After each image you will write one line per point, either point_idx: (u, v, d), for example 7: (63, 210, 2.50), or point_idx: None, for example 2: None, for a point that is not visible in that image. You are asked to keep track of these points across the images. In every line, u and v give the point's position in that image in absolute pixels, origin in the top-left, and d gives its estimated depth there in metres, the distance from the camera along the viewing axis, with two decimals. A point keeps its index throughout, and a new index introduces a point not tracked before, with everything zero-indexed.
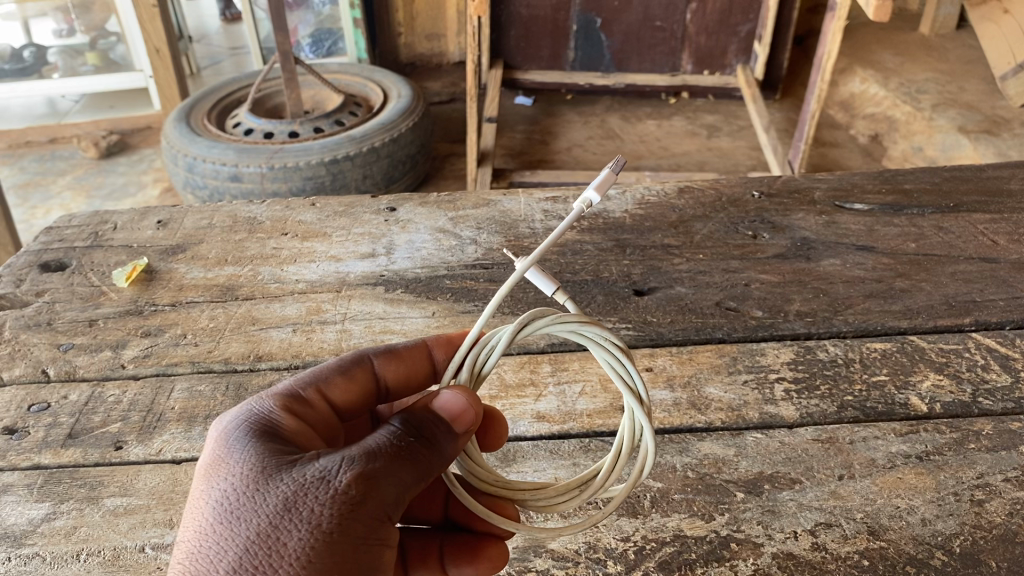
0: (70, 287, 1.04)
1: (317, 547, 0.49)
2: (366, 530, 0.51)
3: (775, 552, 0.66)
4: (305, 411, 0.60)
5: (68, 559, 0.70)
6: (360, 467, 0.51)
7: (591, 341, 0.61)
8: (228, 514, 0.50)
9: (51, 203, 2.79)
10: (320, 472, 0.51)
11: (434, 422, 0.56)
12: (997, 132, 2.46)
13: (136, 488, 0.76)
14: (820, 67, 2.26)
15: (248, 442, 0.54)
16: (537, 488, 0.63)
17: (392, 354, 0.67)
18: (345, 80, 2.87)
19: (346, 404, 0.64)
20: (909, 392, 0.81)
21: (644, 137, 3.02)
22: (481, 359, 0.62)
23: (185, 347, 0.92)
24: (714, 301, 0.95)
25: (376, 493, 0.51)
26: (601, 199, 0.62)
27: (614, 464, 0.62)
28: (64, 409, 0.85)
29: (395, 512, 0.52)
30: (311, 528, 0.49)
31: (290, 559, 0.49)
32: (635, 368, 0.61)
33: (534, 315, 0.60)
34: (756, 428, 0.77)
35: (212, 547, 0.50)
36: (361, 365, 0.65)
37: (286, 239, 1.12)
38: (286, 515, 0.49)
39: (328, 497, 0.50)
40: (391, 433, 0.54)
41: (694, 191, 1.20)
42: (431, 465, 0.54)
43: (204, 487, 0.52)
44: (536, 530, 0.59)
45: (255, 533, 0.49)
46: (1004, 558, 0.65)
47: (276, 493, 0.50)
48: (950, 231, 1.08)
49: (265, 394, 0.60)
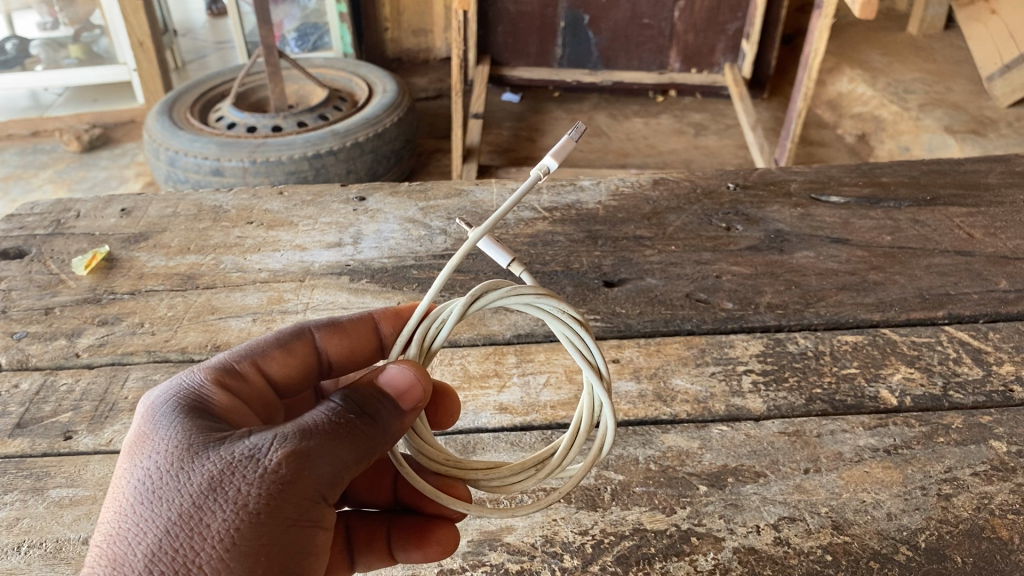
0: (28, 275, 1.02)
1: (242, 527, 0.48)
2: (296, 510, 0.50)
3: (735, 547, 0.64)
4: (239, 386, 0.59)
5: (7, 551, 0.68)
6: (293, 444, 0.50)
7: (547, 315, 0.60)
8: (151, 493, 0.49)
9: (30, 195, 2.76)
10: (249, 450, 0.50)
11: (378, 397, 0.55)
12: (983, 132, 2.45)
13: (83, 478, 0.73)
14: (806, 66, 2.25)
15: (176, 419, 0.52)
16: (490, 468, 0.62)
17: (335, 327, 0.66)
18: (330, 75, 2.84)
19: (284, 378, 0.63)
20: (879, 385, 0.80)
21: (629, 135, 3.01)
22: (431, 333, 0.61)
23: (142, 336, 0.90)
24: (684, 292, 0.94)
25: (309, 472, 0.50)
26: (558, 166, 0.62)
27: (572, 443, 0.61)
28: (14, 399, 0.82)
29: (330, 491, 0.51)
30: (237, 508, 0.48)
31: (214, 541, 0.48)
32: (593, 341, 0.60)
33: (486, 288, 0.59)
34: (721, 421, 0.76)
35: (131, 528, 0.48)
36: (301, 338, 0.64)
37: (251, 227, 1.09)
38: (212, 494, 0.48)
39: (256, 477, 0.49)
40: (330, 410, 0.53)
41: (669, 182, 1.18)
42: (373, 443, 0.53)
43: (127, 466, 0.51)
44: (489, 510, 0.59)
45: (177, 513, 0.48)
46: (969, 553, 0.63)
47: (202, 472, 0.49)
48: (926, 224, 1.07)
49: (198, 368, 0.58)
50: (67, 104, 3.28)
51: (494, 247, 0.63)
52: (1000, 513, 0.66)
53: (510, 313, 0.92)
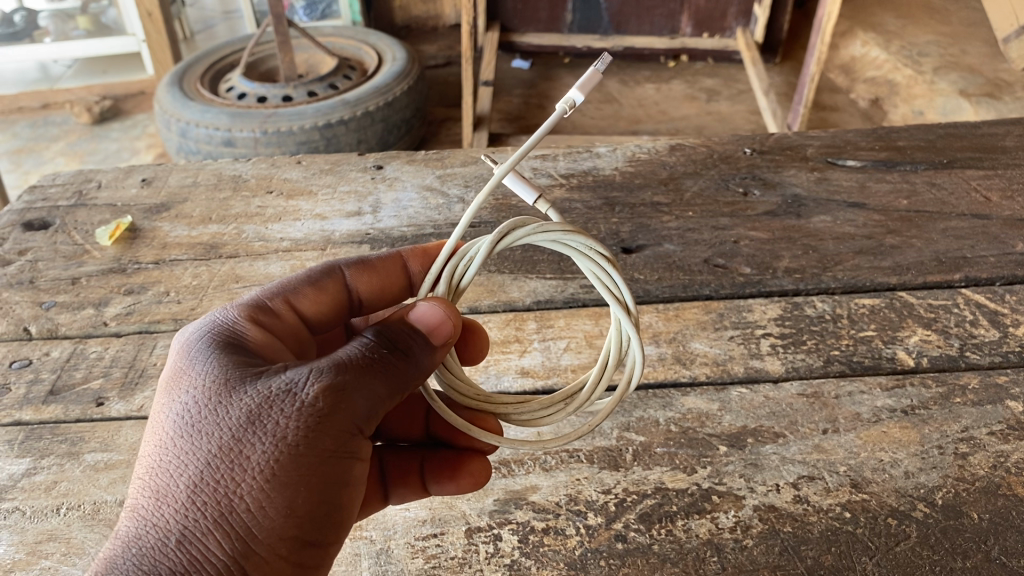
0: (53, 245, 1.03)
1: (282, 458, 0.50)
2: (333, 443, 0.51)
3: (756, 504, 0.65)
4: (272, 322, 0.61)
5: (48, 513, 0.70)
6: (329, 378, 0.51)
7: (575, 252, 0.61)
8: (191, 427, 0.50)
9: (44, 167, 2.77)
10: (287, 385, 0.51)
11: (407, 333, 0.56)
12: (999, 95, 2.43)
13: (116, 443, 0.75)
14: (820, 30, 2.23)
15: (211, 355, 0.54)
16: (521, 402, 0.64)
17: (364, 265, 0.67)
18: (340, 43, 2.83)
19: (317, 316, 0.65)
20: (896, 347, 0.81)
21: (641, 101, 3.00)
22: (459, 271, 0.62)
23: (168, 305, 0.91)
24: (702, 258, 0.95)
25: (345, 405, 0.51)
26: (583, 100, 0.62)
27: (599, 378, 0.63)
28: (46, 366, 0.84)
29: (364, 425, 0.53)
30: (275, 441, 0.50)
31: (255, 471, 0.49)
32: (621, 277, 0.61)
33: (513, 225, 0.60)
34: (740, 383, 0.77)
35: (172, 460, 0.50)
36: (332, 277, 0.66)
37: (271, 197, 1.10)
38: (251, 427, 0.50)
39: (294, 409, 0.50)
40: (363, 346, 0.54)
41: (686, 148, 1.18)
42: (404, 378, 0.55)
43: (166, 401, 0.52)
44: (520, 444, 0.60)
45: (217, 446, 0.50)
46: (986, 510, 0.64)
47: (240, 405, 0.50)
48: (943, 187, 1.07)
49: (232, 306, 0.60)
50: (77, 76, 3.28)
51: (520, 183, 0.63)
52: (1016, 470, 0.68)
53: (530, 280, 0.93)
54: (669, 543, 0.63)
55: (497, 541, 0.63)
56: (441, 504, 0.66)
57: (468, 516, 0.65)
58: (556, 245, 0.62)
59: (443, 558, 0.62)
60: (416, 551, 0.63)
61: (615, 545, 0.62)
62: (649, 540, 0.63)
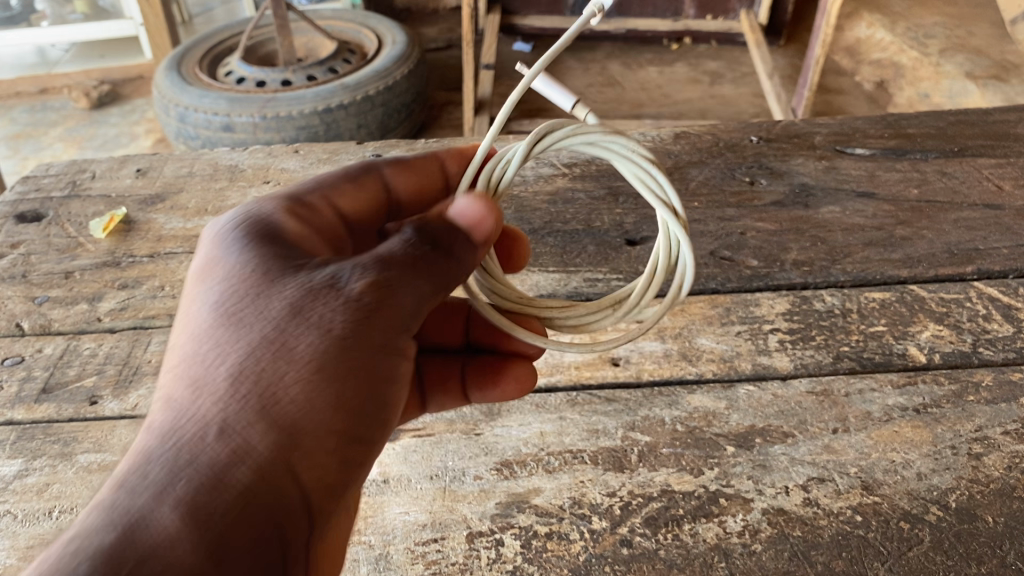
0: (45, 238, 1.01)
1: (328, 348, 0.50)
2: (378, 335, 0.52)
3: (764, 508, 0.63)
4: (310, 216, 0.62)
5: (40, 516, 0.68)
6: (375, 273, 0.53)
7: (617, 154, 0.64)
8: (233, 318, 0.50)
9: (42, 153, 2.75)
10: (332, 279, 0.52)
11: (449, 233, 0.58)
12: (1005, 77, 2.40)
13: (110, 443, 0.74)
14: (825, 12, 2.20)
15: (250, 248, 0.54)
16: (566, 308, 0.66)
17: (403, 164, 0.70)
18: (339, 27, 2.79)
19: (355, 214, 0.67)
20: (907, 343, 0.79)
21: (643, 84, 2.97)
22: (498, 172, 0.64)
23: (163, 300, 0.89)
24: (708, 250, 0.93)
25: (391, 302, 0.53)
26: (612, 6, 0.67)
27: (649, 284, 0.64)
28: (38, 363, 0.82)
29: (407, 324, 0.54)
30: (322, 332, 0.50)
31: (301, 360, 0.49)
32: (665, 178, 0.62)
33: (553, 126, 0.62)
34: (748, 380, 0.75)
35: (210, 352, 0.49)
36: (370, 175, 0.69)
37: (268, 187, 1.08)
38: (296, 317, 0.50)
39: (341, 302, 0.51)
40: (407, 241, 0.56)
41: (691, 136, 1.16)
42: (446, 275, 0.57)
43: (202, 294, 0.52)
44: (566, 345, 0.63)
45: (261, 337, 0.50)
46: (1001, 513, 0.63)
47: (284, 296, 0.51)
48: (954, 176, 1.05)
49: (266, 198, 0.60)
50: (75, 61, 3.25)
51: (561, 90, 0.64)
52: None
53: (532, 273, 0.91)
54: (675, 548, 0.61)
55: (499, 546, 0.62)
56: (440, 508, 0.65)
57: (470, 520, 0.63)
58: (598, 147, 0.65)
59: (444, 564, 0.61)
60: (416, 557, 0.61)
61: (620, 550, 0.61)
62: (654, 546, 0.61)
